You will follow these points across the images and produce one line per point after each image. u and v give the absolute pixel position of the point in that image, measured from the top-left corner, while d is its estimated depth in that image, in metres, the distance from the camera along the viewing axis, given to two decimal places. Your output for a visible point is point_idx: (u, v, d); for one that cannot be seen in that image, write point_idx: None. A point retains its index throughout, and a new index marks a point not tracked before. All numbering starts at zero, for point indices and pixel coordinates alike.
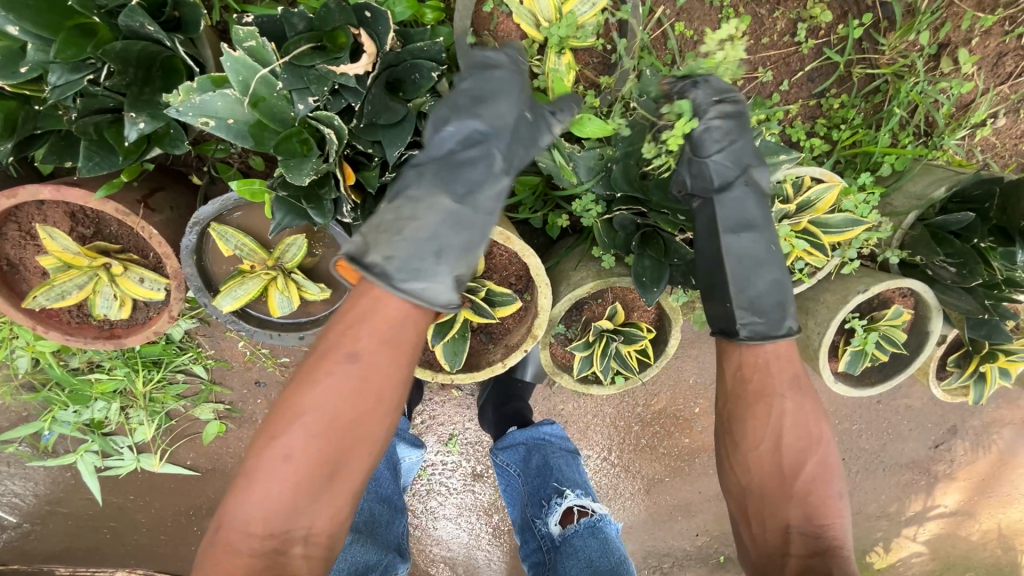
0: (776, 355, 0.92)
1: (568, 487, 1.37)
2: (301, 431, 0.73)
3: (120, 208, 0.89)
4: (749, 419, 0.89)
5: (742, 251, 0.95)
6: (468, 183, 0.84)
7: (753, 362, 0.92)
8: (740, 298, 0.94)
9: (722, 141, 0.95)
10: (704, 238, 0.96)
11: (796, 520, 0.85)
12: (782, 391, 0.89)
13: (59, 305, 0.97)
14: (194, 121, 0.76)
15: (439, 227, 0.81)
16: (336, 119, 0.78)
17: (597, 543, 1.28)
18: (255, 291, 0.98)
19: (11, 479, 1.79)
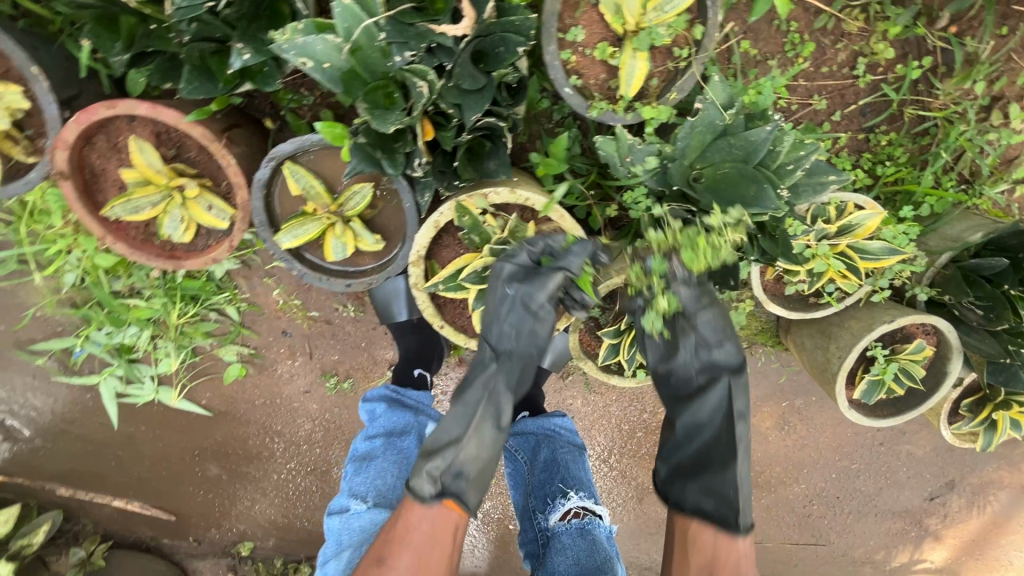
0: (746, 553, 1.04)
1: (573, 488, 1.38)
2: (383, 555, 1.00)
3: (206, 134, 0.95)
4: None
5: (728, 445, 1.09)
6: (475, 385, 1.07)
7: (725, 558, 1.03)
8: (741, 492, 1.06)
9: (718, 337, 1.11)
10: (713, 417, 1.11)
11: None
12: None
13: (132, 219, 1.02)
14: (294, 61, 0.82)
15: (441, 429, 1.07)
16: (429, 73, 0.82)
17: (584, 546, 1.29)
18: (314, 233, 1.04)
19: (29, 393, 1.80)
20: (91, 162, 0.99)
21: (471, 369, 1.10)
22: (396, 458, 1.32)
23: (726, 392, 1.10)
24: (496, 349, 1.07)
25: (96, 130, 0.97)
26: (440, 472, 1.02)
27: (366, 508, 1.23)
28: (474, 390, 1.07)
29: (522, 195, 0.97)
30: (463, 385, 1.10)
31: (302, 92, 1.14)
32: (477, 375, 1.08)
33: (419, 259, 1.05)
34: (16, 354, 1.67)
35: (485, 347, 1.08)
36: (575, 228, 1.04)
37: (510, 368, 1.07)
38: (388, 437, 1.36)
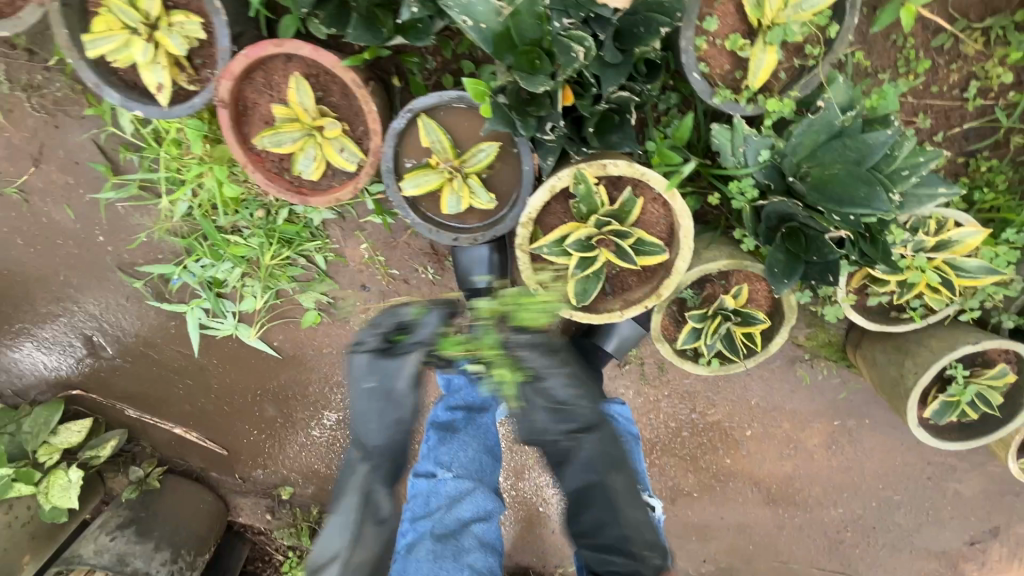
0: None
1: (629, 480, 1.39)
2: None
3: (356, 80, 1.03)
4: None
5: (590, 497, 1.23)
6: (351, 476, 1.22)
7: None
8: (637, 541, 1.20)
9: (581, 385, 1.21)
10: (575, 469, 1.23)
11: None
12: None
13: (274, 152, 1.11)
14: (456, 16, 0.90)
15: (324, 545, 1.18)
16: (584, 40, 0.89)
17: (629, 537, 1.35)
18: (434, 185, 1.10)
19: (119, 314, 1.92)
20: (245, 95, 1.08)
21: (353, 450, 1.25)
22: (475, 433, 1.36)
23: (584, 451, 1.22)
24: (372, 436, 1.21)
25: (257, 66, 1.06)
26: None
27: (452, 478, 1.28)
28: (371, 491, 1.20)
29: (639, 171, 1.02)
30: (371, 453, 1.22)
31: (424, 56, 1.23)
32: (351, 482, 1.21)
33: (529, 220, 1.10)
34: (118, 275, 1.79)
35: (370, 423, 1.21)
36: (683, 209, 1.07)
37: (374, 466, 1.22)
38: (468, 413, 1.37)
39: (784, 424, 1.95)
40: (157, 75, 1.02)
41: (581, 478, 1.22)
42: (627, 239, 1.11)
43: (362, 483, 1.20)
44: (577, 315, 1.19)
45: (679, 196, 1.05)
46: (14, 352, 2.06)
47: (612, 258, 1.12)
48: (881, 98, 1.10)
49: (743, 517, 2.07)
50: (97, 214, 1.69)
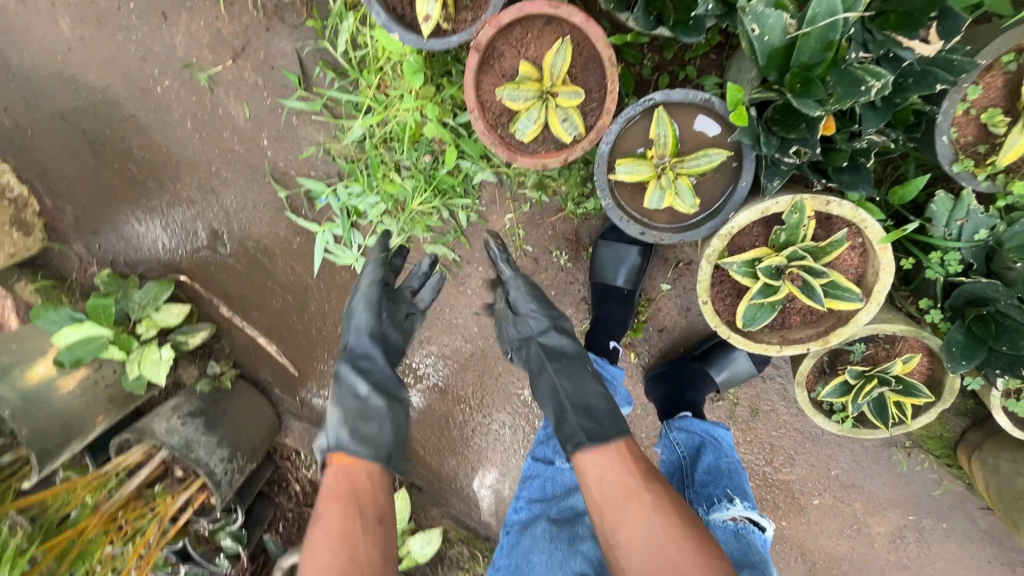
0: (610, 470, 1.15)
1: (737, 495, 1.31)
2: (614, 477, 1.14)
3: (612, 58, 1.06)
4: (627, 519, 1.08)
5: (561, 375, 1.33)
6: (362, 370, 1.43)
7: (605, 482, 1.14)
8: (580, 410, 1.26)
9: (534, 304, 1.44)
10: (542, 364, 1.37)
11: None
12: (641, 487, 1.11)
13: (504, 106, 1.14)
14: (747, 25, 0.90)
15: (335, 415, 1.37)
16: (875, 77, 0.88)
17: (737, 548, 1.23)
18: (644, 176, 1.12)
19: (251, 217, 1.98)
20: (496, 45, 1.12)
21: (357, 347, 1.47)
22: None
23: (536, 346, 1.40)
24: (359, 330, 1.48)
25: (518, 22, 1.10)
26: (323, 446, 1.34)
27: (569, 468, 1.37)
28: (342, 374, 1.41)
29: (862, 216, 1.02)
30: (372, 352, 1.46)
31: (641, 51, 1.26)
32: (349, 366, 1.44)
33: (728, 235, 1.11)
34: (268, 180, 1.86)
35: (358, 322, 1.49)
36: (887, 263, 1.06)
37: (367, 349, 1.46)
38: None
39: (856, 505, 1.90)
40: (429, 7, 1.06)
41: (542, 364, 1.36)
42: (820, 279, 1.10)
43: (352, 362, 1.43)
44: (736, 338, 1.20)
45: (888, 249, 1.05)
46: (138, 227, 2.02)
47: (798, 292, 1.12)
48: None
49: None
50: (272, 119, 1.78)
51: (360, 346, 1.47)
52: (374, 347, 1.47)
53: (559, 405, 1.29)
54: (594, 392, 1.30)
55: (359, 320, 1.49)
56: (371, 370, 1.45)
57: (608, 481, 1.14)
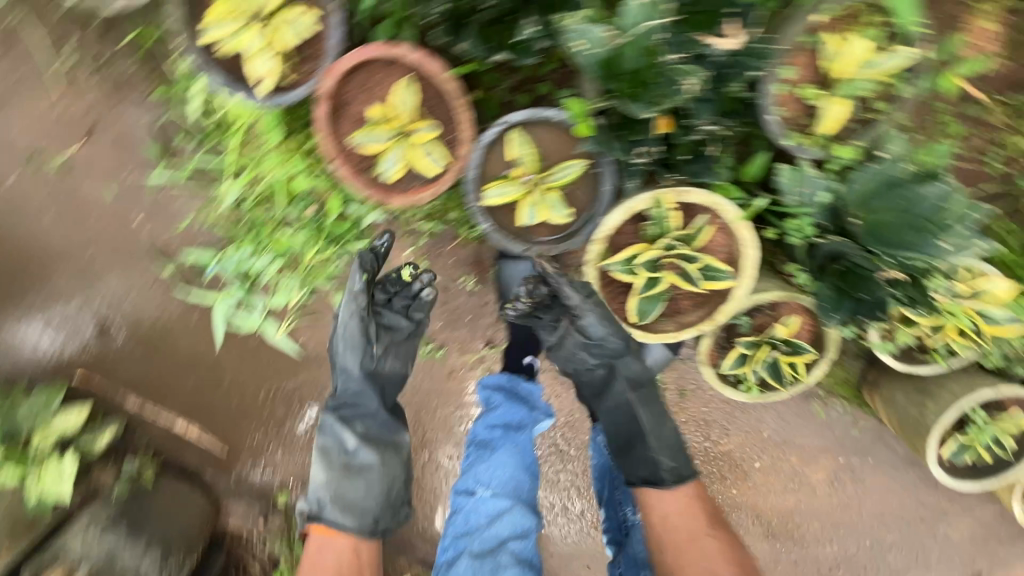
0: (675, 511, 1.31)
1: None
2: (651, 512, 1.32)
3: (457, 89, 1.07)
4: (686, 557, 1.26)
5: (647, 412, 1.36)
6: (348, 421, 1.46)
7: (670, 522, 1.30)
8: (658, 447, 1.34)
9: (597, 312, 1.24)
10: (643, 412, 1.37)
11: None
12: (703, 532, 1.28)
13: (365, 150, 1.14)
14: (571, 43, 0.95)
15: (319, 478, 1.42)
16: (691, 75, 0.95)
17: None
18: (514, 196, 1.15)
19: (141, 298, 1.86)
20: (344, 91, 1.11)
21: (346, 396, 1.48)
22: (513, 451, 1.46)
23: (624, 383, 1.36)
24: (343, 385, 1.49)
25: (360, 66, 1.10)
26: (313, 505, 1.42)
27: (489, 496, 1.40)
28: (328, 426, 1.45)
29: (716, 201, 1.11)
30: (355, 408, 1.47)
31: (499, 72, 1.27)
32: (333, 426, 1.45)
33: (603, 238, 1.16)
34: (150, 258, 1.76)
35: (347, 367, 1.46)
36: (750, 240, 1.14)
37: (352, 400, 1.47)
38: (506, 430, 1.48)
39: (792, 459, 2.01)
40: (263, 64, 1.05)
41: (627, 397, 1.37)
42: (694, 264, 1.16)
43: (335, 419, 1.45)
44: (635, 332, 1.25)
45: (746, 227, 1.13)
46: (18, 333, 1.89)
47: (678, 280, 1.18)
48: (927, 155, 1.20)
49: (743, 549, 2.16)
50: (141, 195, 1.68)
51: (347, 397, 1.48)
52: (357, 399, 1.47)
53: (636, 428, 1.36)
54: (669, 437, 1.36)
55: (343, 364, 1.46)
56: (359, 424, 1.46)
57: (647, 515, 1.32)
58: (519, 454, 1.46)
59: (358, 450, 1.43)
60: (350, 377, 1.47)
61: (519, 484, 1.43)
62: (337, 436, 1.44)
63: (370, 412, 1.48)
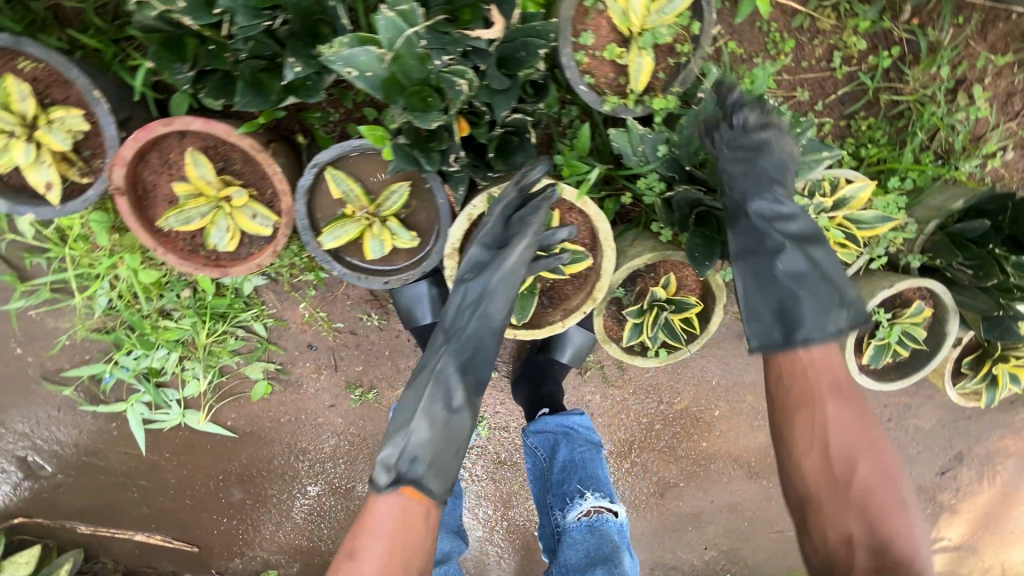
0: (818, 361, 1.05)
1: (590, 489, 1.53)
2: (838, 404, 1.02)
3: (254, 145, 1.02)
4: (796, 423, 1.04)
5: (794, 270, 1.08)
6: (462, 357, 1.11)
7: (811, 367, 1.05)
8: (829, 302, 1.07)
9: (782, 178, 1.10)
10: (790, 254, 1.09)
11: (857, 531, 0.94)
12: (822, 396, 1.03)
13: (182, 229, 1.08)
14: (341, 70, 0.91)
15: (415, 429, 1.05)
16: (467, 72, 0.92)
17: (591, 541, 1.47)
18: (354, 234, 1.10)
19: (55, 425, 1.79)
20: (144, 177, 1.05)
21: (455, 316, 1.12)
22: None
23: (791, 223, 1.10)
24: (451, 329, 1.12)
25: (151, 148, 1.04)
26: (386, 464, 1.02)
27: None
28: (433, 368, 1.10)
29: (547, 185, 1.06)
30: (466, 347, 1.12)
31: (326, 109, 1.28)
32: (433, 360, 1.10)
33: (454, 251, 1.12)
34: (45, 384, 1.68)
35: (471, 290, 1.10)
36: (597, 213, 1.10)
37: (465, 344, 1.12)
38: None
39: (747, 398, 2.01)
40: (43, 173, 0.98)
41: (810, 266, 1.08)
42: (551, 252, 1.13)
43: (442, 353, 1.09)
44: (521, 333, 1.21)
45: (589, 201, 1.09)
46: None
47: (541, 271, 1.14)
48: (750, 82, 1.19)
49: (730, 495, 2.17)
50: (12, 325, 1.60)
51: (457, 329, 1.12)
52: (466, 342, 1.12)
53: (833, 286, 1.07)
54: (845, 292, 1.08)
55: (467, 289, 1.10)
56: (471, 374, 1.12)
57: (829, 404, 1.02)
58: None
59: (455, 385, 1.10)
60: (460, 300, 1.12)
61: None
62: (446, 383, 1.08)
63: (474, 335, 1.12)
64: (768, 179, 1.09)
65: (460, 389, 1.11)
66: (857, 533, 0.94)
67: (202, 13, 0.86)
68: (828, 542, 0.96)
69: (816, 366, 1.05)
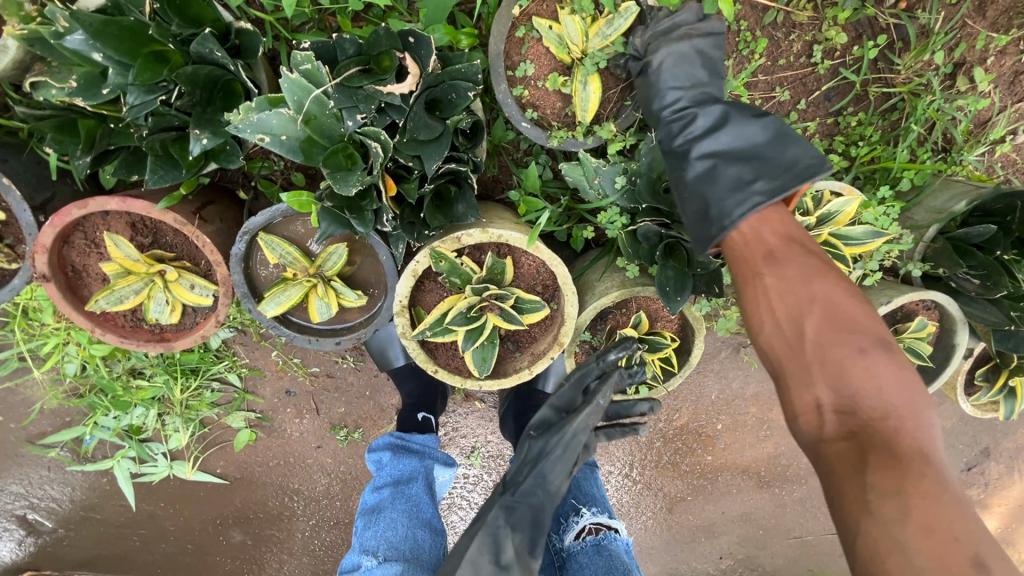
0: (752, 233, 0.88)
1: (585, 505, 1.33)
2: (777, 268, 0.83)
3: (178, 219, 0.96)
4: (743, 296, 0.86)
5: (714, 165, 0.94)
6: (518, 512, 1.05)
7: (753, 242, 0.88)
8: (753, 181, 0.91)
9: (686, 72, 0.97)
10: (707, 144, 0.96)
11: (825, 397, 0.75)
12: (757, 266, 0.84)
13: (118, 308, 1.03)
14: (251, 138, 0.82)
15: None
16: (383, 133, 0.84)
17: (599, 561, 1.21)
18: (296, 298, 1.04)
19: (47, 484, 1.80)
20: (72, 258, 1.01)
21: (521, 467, 1.12)
22: (405, 506, 1.34)
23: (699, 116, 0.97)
24: (516, 478, 1.11)
25: (74, 228, 0.99)
26: None
27: (376, 564, 1.19)
28: (490, 517, 1.04)
29: (494, 234, 0.98)
30: (527, 495, 1.06)
31: (271, 158, 1.14)
32: (492, 508, 1.06)
33: (403, 309, 1.04)
34: (31, 448, 1.67)
35: (538, 443, 1.14)
36: (552, 257, 1.02)
37: (523, 496, 1.06)
38: (396, 486, 1.37)
39: (751, 409, 1.91)
40: None
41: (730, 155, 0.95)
42: (508, 301, 1.06)
43: (500, 502, 1.06)
44: (486, 383, 1.14)
45: (542, 246, 1.01)
46: None
47: (500, 321, 1.07)
48: None
49: (742, 507, 2.08)
50: None
51: (521, 476, 1.10)
52: (525, 493, 1.07)
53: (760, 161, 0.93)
54: (779, 163, 0.92)
55: (537, 442, 1.14)
56: (524, 532, 1.05)
57: (768, 274, 0.83)
58: (414, 510, 1.34)
59: (503, 532, 1.02)
60: (533, 446, 1.14)
61: (415, 544, 1.27)
62: (499, 535, 1.02)
63: (539, 497, 1.07)
64: (666, 78, 0.97)
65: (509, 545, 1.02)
66: (823, 399, 0.75)
67: (91, 94, 0.82)
68: (798, 416, 0.77)
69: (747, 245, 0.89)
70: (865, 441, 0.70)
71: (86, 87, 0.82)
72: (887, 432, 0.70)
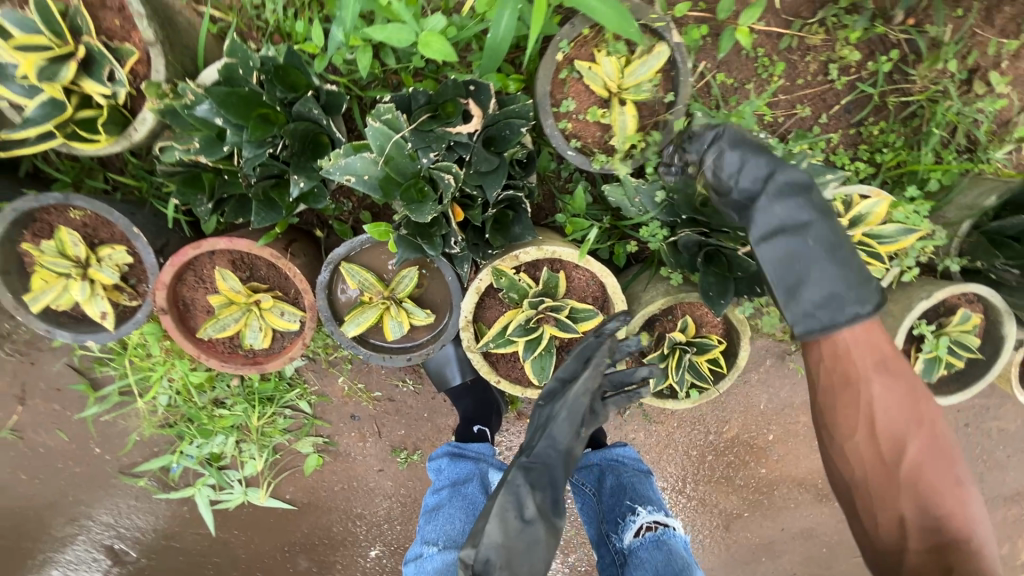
0: (856, 340, 0.98)
1: (641, 504, 1.36)
2: (883, 382, 0.96)
3: (274, 254, 1.11)
4: (840, 405, 0.98)
5: (808, 271, 0.98)
6: (537, 470, 1.10)
7: (849, 355, 0.97)
8: (843, 288, 0.97)
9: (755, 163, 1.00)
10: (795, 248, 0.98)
11: (911, 514, 0.90)
12: (866, 376, 0.96)
13: (220, 336, 1.17)
14: (340, 179, 0.96)
15: (493, 533, 1.02)
16: (452, 167, 0.99)
17: (659, 557, 1.26)
18: (373, 319, 1.15)
19: (134, 514, 1.93)
20: (182, 293, 1.16)
21: (533, 433, 1.16)
22: (463, 504, 1.41)
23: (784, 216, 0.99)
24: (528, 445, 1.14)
25: (186, 268, 1.15)
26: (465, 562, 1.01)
27: (436, 551, 1.30)
28: (511, 479, 1.08)
29: (549, 250, 1.08)
30: (542, 459, 1.11)
31: (341, 201, 1.31)
32: (510, 472, 1.10)
33: (468, 324, 1.15)
34: (122, 478, 1.81)
35: (547, 409, 1.16)
36: (602, 269, 1.13)
37: (537, 458, 1.11)
38: (453, 487, 1.45)
39: (801, 419, 1.92)
40: (98, 305, 1.10)
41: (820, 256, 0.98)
42: (562, 311, 1.16)
43: (516, 464, 1.10)
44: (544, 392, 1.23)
45: (593, 259, 1.12)
46: None
47: (556, 331, 1.17)
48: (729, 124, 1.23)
49: (802, 522, 2.04)
50: (90, 429, 1.76)
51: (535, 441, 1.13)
52: (539, 455, 1.11)
53: (843, 263, 0.98)
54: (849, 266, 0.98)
55: (546, 408, 1.17)
56: (545, 491, 1.09)
57: (872, 384, 0.96)
58: (470, 506, 1.41)
59: (523, 488, 1.07)
60: (543, 413, 1.17)
61: None
62: (520, 492, 1.07)
63: (556, 457, 1.11)
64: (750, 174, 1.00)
65: (532, 498, 1.07)
66: (908, 517, 0.91)
67: (213, 151, 0.99)
68: (881, 528, 0.93)
69: (853, 344, 0.98)
70: (949, 561, 0.86)
71: (208, 146, 0.99)
72: (965, 550, 0.87)
